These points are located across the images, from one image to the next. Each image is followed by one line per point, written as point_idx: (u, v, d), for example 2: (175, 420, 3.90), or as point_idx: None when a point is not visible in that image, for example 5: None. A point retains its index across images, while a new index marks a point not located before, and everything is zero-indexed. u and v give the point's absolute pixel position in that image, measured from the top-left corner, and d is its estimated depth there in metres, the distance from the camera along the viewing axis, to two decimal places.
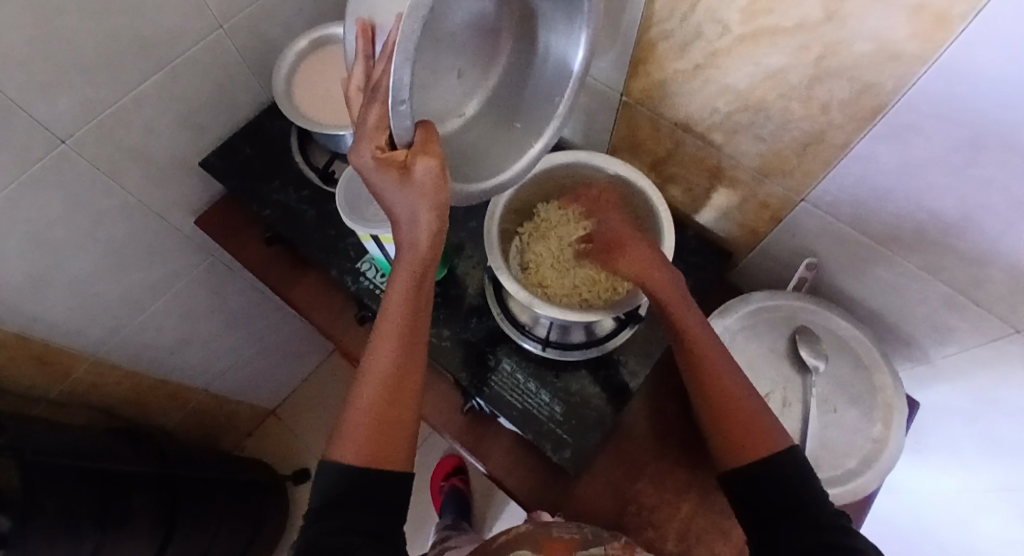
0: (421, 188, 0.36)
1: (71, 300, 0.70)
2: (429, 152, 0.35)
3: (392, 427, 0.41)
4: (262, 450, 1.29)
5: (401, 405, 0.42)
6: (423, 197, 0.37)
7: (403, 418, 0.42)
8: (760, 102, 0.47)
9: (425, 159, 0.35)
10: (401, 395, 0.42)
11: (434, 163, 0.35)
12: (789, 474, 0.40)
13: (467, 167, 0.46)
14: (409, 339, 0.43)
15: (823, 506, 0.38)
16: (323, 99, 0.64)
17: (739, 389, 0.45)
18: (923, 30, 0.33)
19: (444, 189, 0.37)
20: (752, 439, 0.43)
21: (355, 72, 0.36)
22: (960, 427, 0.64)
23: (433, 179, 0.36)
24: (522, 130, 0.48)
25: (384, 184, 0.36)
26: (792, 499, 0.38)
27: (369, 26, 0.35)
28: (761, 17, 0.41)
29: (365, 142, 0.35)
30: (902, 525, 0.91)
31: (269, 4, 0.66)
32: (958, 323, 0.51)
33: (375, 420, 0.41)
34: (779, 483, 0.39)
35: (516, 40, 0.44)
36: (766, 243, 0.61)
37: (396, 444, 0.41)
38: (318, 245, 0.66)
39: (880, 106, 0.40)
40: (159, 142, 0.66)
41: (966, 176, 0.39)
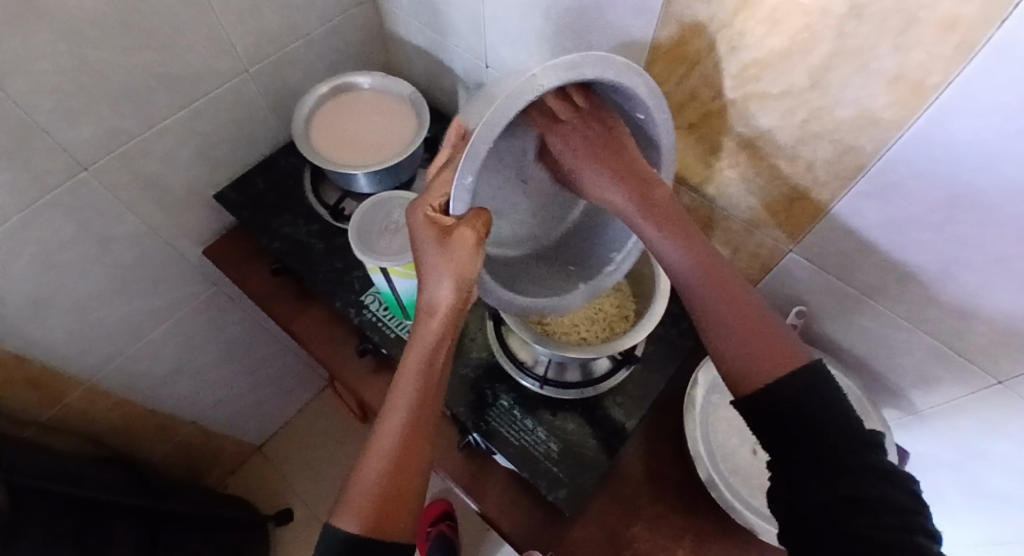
0: (455, 254, 0.40)
1: (73, 322, 0.71)
2: (472, 225, 0.40)
3: (399, 486, 0.41)
4: (243, 490, 1.25)
5: (410, 470, 0.42)
6: (453, 262, 0.40)
7: (410, 485, 0.42)
8: (750, 159, 0.51)
9: (464, 228, 0.40)
10: (411, 459, 0.43)
11: (470, 238, 0.40)
12: (816, 402, 0.37)
13: (514, 280, 0.51)
14: (423, 402, 0.44)
15: (854, 439, 0.36)
16: (340, 139, 0.67)
17: (765, 328, 0.40)
18: (899, 98, 0.37)
19: (475, 260, 0.41)
20: (772, 360, 0.39)
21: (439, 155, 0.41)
22: (950, 481, 0.64)
23: (468, 248, 0.40)
24: (576, 271, 0.54)
25: (424, 242, 0.41)
26: (811, 428, 0.36)
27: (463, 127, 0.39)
28: (750, 83, 0.45)
29: (422, 201, 0.41)
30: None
31: (294, 53, 0.71)
32: (945, 374, 0.53)
33: (384, 482, 0.41)
34: (804, 415, 0.37)
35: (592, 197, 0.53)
36: (757, 291, 0.64)
37: (400, 504, 0.41)
38: (324, 278, 0.68)
39: (861, 164, 0.43)
40: (178, 173, 0.69)
41: (945, 233, 0.43)
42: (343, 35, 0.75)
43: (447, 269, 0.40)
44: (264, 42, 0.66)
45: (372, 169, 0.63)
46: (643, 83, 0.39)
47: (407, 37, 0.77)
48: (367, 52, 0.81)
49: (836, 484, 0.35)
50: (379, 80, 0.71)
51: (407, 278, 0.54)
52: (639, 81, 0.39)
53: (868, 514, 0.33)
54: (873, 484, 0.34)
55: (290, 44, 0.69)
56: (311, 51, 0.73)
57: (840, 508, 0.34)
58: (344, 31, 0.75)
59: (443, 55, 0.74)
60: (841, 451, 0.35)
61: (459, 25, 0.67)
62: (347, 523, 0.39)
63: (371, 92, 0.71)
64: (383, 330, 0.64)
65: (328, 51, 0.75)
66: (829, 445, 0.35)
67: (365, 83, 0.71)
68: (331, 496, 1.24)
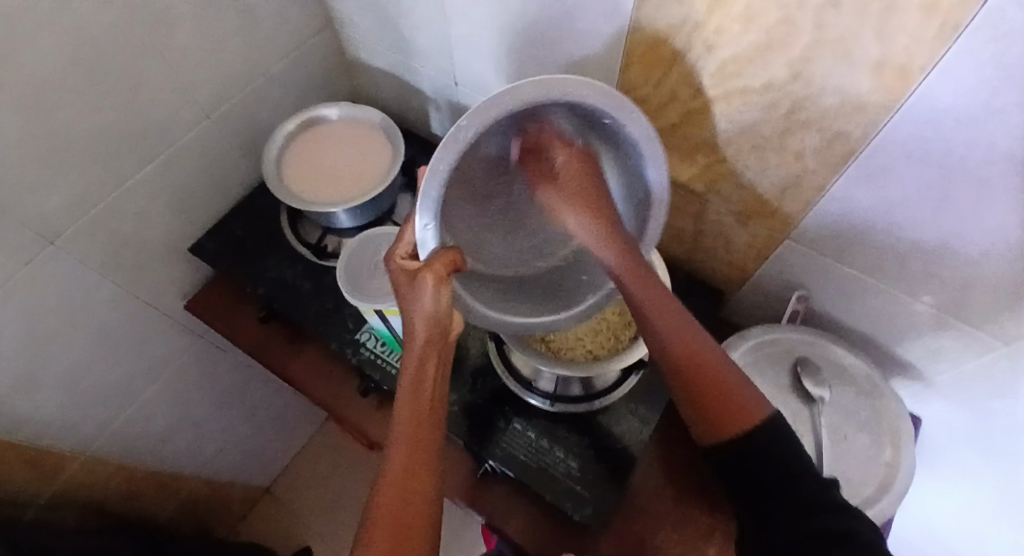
0: (420, 294, 0.42)
1: (61, 395, 0.68)
2: (432, 270, 0.42)
3: (406, 521, 0.38)
4: (257, 535, 1.22)
5: (415, 503, 0.38)
6: (423, 300, 0.42)
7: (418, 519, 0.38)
8: (736, 153, 0.50)
9: (424, 273, 0.41)
10: (415, 492, 0.39)
11: (432, 280, 0.41)
12: (779, 450, 0.38)
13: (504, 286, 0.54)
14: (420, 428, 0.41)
15: (819, 484, 0.37)
16: (314, 175, 0.65)
17: (712, 355, 0.42)
18: (885, 83, 0.37)
19: (441, 298, 0.42)
20: (729, 403, 0.40)
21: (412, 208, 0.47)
22: (962, 445, 0.65)
23: (432, 289, 0.42)
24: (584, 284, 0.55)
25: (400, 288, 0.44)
26: (779, 473, 0.37)
27: None
28: (732, 80, 0.44)
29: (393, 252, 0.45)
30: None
31: (256, 91, 0.68)
32: (952, 343, 0.53)
33: (394, 517, 0.38)
34: (767, 461, 0.38)
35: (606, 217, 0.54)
36: (756, 280, 0.63)
37: (410, 540, 0.37)
38: (316, 318, 0.66)
39: (851, 150, 0.43)
40: (151, 229, 0.66)
41: (942, 209, 0.42)
42: (303, 67, 0.73)
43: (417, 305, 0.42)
44: (224, 85, 0.64)
45: (350, 204, 0.61)
46: (600, 90, 0.39)
47: (371, 61, 0.75)
48: (331, 80, 0.79)
49: (809, 520, 0.35)
50: (347, 110, 0.69)
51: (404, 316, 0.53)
52: (589, 89, 0.39)
53: (845, 546, 0.33)
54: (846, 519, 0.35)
55: (251, 83, 0.67)
56: (274, 87, 0.70)
57: (815, 545, 0.34)
58: (305, 63, 0.73)
59: (410, 76, 0.73)
60: (808, 491, 0.36)
61: (423, 45, 0.66)
62: None
63: (341, 122, 0.69)
64: (383, 366, 0.62)
65: (292, 84, 0.73)
66: (792, 487, 0.37)
67: (333, 114, 0.69)
68: (346, 529, 1.22)
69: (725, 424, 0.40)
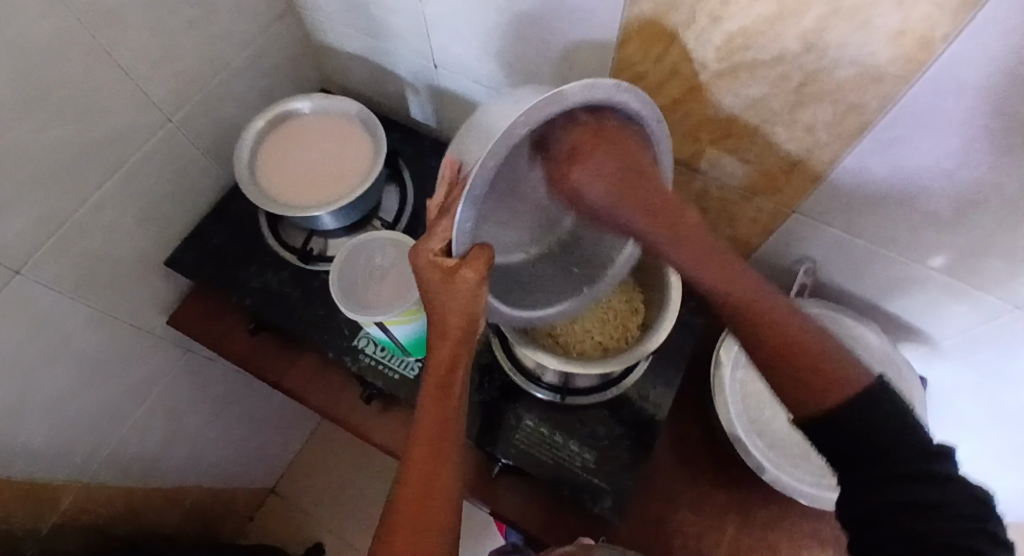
0: (459, 293, 0.37)
1: (49, 427, 0.65)
2: (475, 265, 0.37)
3: (425, 519, 0.38)
4: (267, 533, 1.22)
5: (434, 502, 0.39)
6: (458, 299, 0.37)
7: (436, 519, 0.38)
8: (741, 129, 0.48)
9: (467, 268, 0.36)
10: (435, 489, 0.39)
11: (478, 276, 0.36)
12: (867, 418, 0.32)
13: (513, 297, 0.50)
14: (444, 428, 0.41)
15: (914, 452, 0.30)
16: (292, 176, 0.61)
17: (801, 333, 0.35)
18: (907, 53, 0.34)
19: (480, 298, 0.38)
20: (818, 373, 0.34)
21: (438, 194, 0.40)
22: (966, 400, 0.66)
23: (473, 288, 0.37)
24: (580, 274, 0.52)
25: (430, 284, 0.38)
26: (867, 443, 0.31)
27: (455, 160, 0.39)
28: (738, 53, 0.41)
29: (421, 244, 0.37)
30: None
31: (218, 88, 0.63)
32: (960, 307, 0.53)
33: (412, 516, 0.38)
34: (848, 436, 0.32)
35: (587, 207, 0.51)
36: (760, 254, 0.62)
37: (431, 531, 0.38)
38: (308, 327, 0.63)
39: (866, 122, 0.41)
40: (121, 246, 0.62)
41: (959, 178, 0.41)
42: (266, 56, 0.67)
43: (452, 305, 0.38)
44: (183, 84, 0.59)
45: (335, 206, 0.57)
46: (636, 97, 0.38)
47: (340, 45, 0.70)
48: (298, 68, 0.73)
49: (890, 492, 0.30)
50: (319, 101, 0.64)
51: (404, 324, 0.50)
52: (629, 97, 0.37)
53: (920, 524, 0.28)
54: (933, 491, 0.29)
55: (212, 79, 0.62)
56: (238, 81, 0.65)
57: (895, 517, 0.29)
58: (268, 51, 0.67)
59: (384, 59, 0.68)
60: (891, 460, 0.30)
61: (395, 25, 0.61)
62: None
63: (314, 115, 0.65)
64: (385, 372, 0.61)
65: (257, 77, 0.68)
66: (879, 461, 0.31)
67: (305, 107, 0.64)
68: (357, 519, 1.22)
69: (821, 407, 0.33)
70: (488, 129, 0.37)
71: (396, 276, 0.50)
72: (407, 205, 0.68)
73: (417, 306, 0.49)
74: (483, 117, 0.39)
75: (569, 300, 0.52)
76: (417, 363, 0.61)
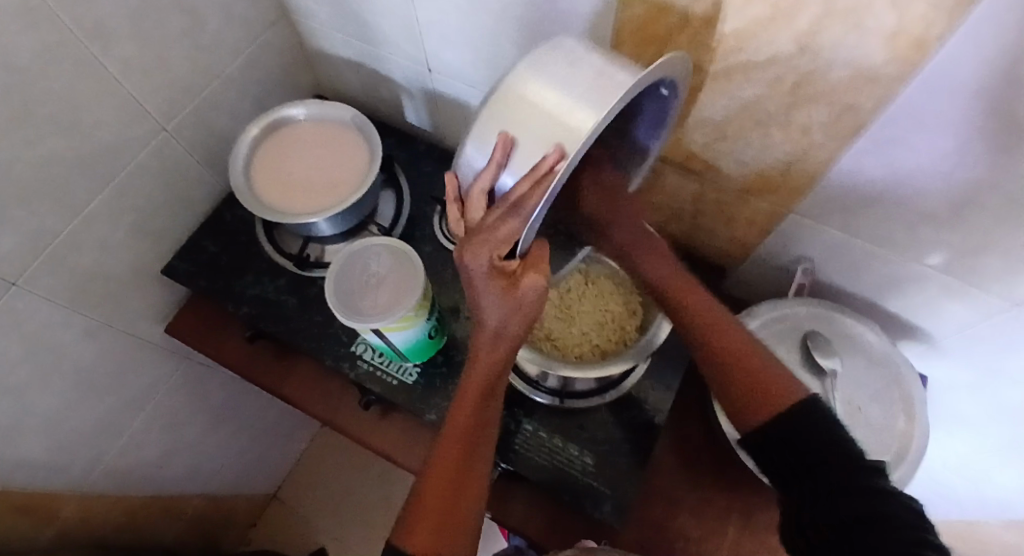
0: (518, 302, 0.38)
1: (47, 439, 0.65)
2: (538, 270, 0.37)
3: (455, 508, 0.43)
4: (269, 539, 1.22)
5: (464, 495, 0.44)
6: (518, 309, 0.38)
7: (464, 509, 0.44)
8: (736, 130, 0.48)
9: (533, 276, 0.37)
10: (466, 482, 0.44)
11: (542, 281, 0.37)
12: (824, 434, 0.38)
13: None
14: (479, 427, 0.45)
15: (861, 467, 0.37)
16: (287, 183, 0.61)
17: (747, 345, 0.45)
18: (901, 54, 0.34)
19: (540, 301, 0.39)
20: (768, 390, 0.42)
21: (481, 182, 0.35)
22: (969, 397, 0.65)
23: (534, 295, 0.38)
24: None
25: (486, 290, 0.37)
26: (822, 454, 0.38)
27: (507, 140, 0.34)
28: (731, 55, 0.41)
29: (485, 252, 0.34)
30: (939, 493, 0.93)
31: (211, 96, 0.63)
32: (960, 305, 0.53)
33: (441, 504, 0.43)
34: (814, 448, 0.38)
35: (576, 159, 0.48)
36: (757, 254, 0.61)
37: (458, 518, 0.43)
38: (306, 335, 0.63)
39: (861, 122, 0.41)
40: (117, 256, 0.62)
41: (955, 177, 0.41)
42: (260, 64, 0.67)
43: (508, 316, 0.39)
44: (176, 93, 0.59)
45: (331, 213, 0.57)
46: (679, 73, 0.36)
47: (334, 51, 0.70)
48: (292, 75, 0.73)
49: (852, 503, 0.35)
50: (314, 108, 0.64)
51: (402, 331, 0.50)
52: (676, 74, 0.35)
53: (879, 532, 0.33)
54: (889, 503, 0.34)
55: (206, 88, 0.62)
56: (231, 89, 0.65)
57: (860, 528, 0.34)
58: (262, 59, 0.67)
59: (378, 64, 0.68)
60: (846, 472, 0.36)
61: (389, 31, 0.61)
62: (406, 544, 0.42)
63: (309, 122, 0.65)
64: (384, 379, 0.60)
65: (250, 84, 0.67)
66: (835, 470, 0.37)
67: (300, 114, 0.64)
68: (360, 524, 1.22)
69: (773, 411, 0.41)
70: (551, 108, 0.32)
71: (393, 283, 0.50)
72: (403, 211, 0.68)
73: (413, 313, 0.49)
74: (529, 85, 0.33)
75: None
76: (415, 369, 0.61)
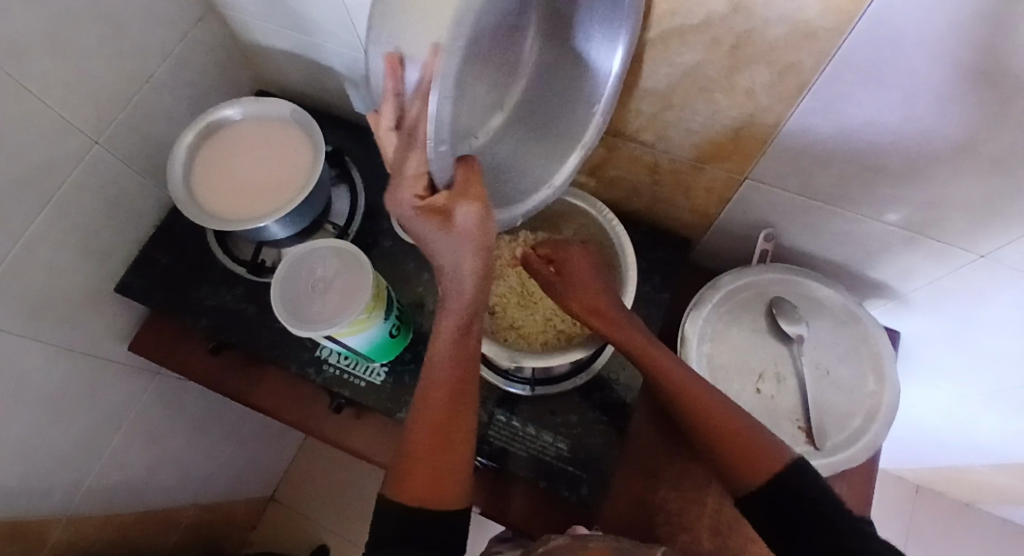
0: (462, 233, 0.35)
1: (22, 469, 0.63)
2: (468, 197, 0.34)
3: (444, 455, 0.41)
4: (271, 539, 1.24)
5: (454, 443, 0.42)
6: (465, 240, 0.36)
7: (457, 457, 0.42)
8: (681, 97, 0.46)
9: (463, 204, 0.33)
10: (455, 432, 0.43)
11: (475, 206, 0.33)
12: (806, 487, 0.38)
13: (505, 185, 0.46)
14: (462, 378, 0.43)
15: (842, 513, 0.36)
16: (231, 188, 0.58)
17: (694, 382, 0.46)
18: (835, 4, 0.32)
19: (490, 221, 0.35)
20: (747, 451, 0.41)
21: (383, 112, 0.32)
22: (940, 346, 0.65)
23: (474, 218, 0.34)
24: (554, 142, 0.48)
25: (426, 232, 0.35)
26: (805, 516, 0.36)
27: (396, 58, 0.30)
28: (665, 20, 0.39)
29: (401, 195, 0.34)
30: (924, 440, 0.95)
31: (142, 104, 0.60)
32: (923, 260, 0.52)
33: (431, 454, 0.41)
34: (795, 496, 0.37)
35: (540, 48, 0.43)
36: (719, 222, 0.60)
37: (446, 468, 0.41)
38: (268, 342, 0.62)
39: (805, 80, 0.39)
40: (65, 279, 0.60)
41: (904, 130, 0.39)
42: (192, 64, 0.64)
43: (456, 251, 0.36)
44: (103, 103, 0.56)
45: (278, 216, 0.55)
46: None
47: (269, 44, 0.67)
48: (229, 74, 0.71)
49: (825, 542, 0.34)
50: (250, 106, 0.61)
51: (358, 336, 0.50)
52: None
53: None
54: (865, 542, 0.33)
55: (135, 95, 0.59)
56: (164, 94, 0.62)
57: None
58: (192, 60, 0.64)
59: (314, 54, 0.65)
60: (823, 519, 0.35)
61: (319, 19, 0.58)
62: (400, 500, 0.39)
63: (247, 122, 0.62)
64: (351, 381, 0.60)
65: (184, 88, 0.65)
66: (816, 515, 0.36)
67: (236, 114, 0.61)
68: (360, 517, 1.23)
69: (755, 476, 0.40)
70: None
71: (342, 287, 0.50)
72: (358, 206, 0.66)
73: (366, 315, 0.48)
74: None
75: (563, 170, 0.49)
76: (382, 367, 0.60)
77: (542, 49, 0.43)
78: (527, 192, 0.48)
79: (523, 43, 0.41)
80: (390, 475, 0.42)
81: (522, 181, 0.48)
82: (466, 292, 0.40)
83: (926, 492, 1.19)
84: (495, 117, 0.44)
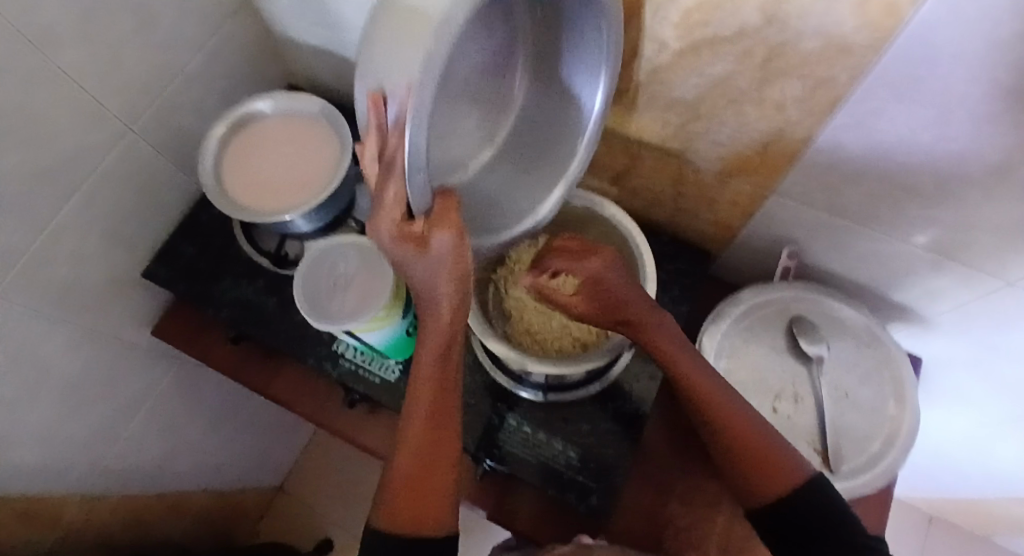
0: (440, 256, 0.35)
1: (43, 446, 0.65)
2: (444, 223, 0.34)
3: (427, 479, 0.43)
4: (278, 530, 1.25)
5: (438, 466, 0.43)
6: (442, 266, 0.36)
7: (439, 481, 0.43)
8: (710, 108, 0.46)
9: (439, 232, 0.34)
10: (438, 455, 0.43)
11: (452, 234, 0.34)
12: (823, 505, 0.40)
13: (484, 212, 0.46)
14: (441, 401, 0.44)
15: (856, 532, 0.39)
16: (258, 181, 0.59)
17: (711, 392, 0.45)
18: (872, 19, 0.31)
19: (464, 249, 0.36)
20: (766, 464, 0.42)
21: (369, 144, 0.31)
22: (966, 373, 0.64)
23: (451, 245, 0.35)
24: (539, 175, 0.48)
25: (404, 258, 0.35)
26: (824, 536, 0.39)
27: (377, 93, 0.28)
28: (698, 29, 0.39)
29: (378, 224, 0.33)
30: (945, 469, 0.92)
31: (174, 94, 0.62)
32: (950, 284, 0.51)
33: (417, 478, 0.43)
34: (817, 519, 0.40)
35: (529, 81, 0.46)
36: (743, 236, 0.59)
37: (431, 492, 0.42)
38: (287, 335, 0.63)
39: (838, 96, 0.38)
40: (92, 263, 0.61)
41: (937, 150, 0.38)
42: (224, 57, 0.65)
43: (433, 274, 0.37)
44: (137, 93, 0.57)
45: (302, 210, 0.55)
46: None
47: (300, 39, 0.68)
48: (260, 68, 0.72)
49: None
50: (281, 101, 0.62)
51: (375, 334, 0.51)
52: None
53: None
54: None
55: (168, 86, 0.60)
56: (195, 85, 0.64)
57: None
58: (225, 53, 0.65)
59: (344, 51, 0.66)
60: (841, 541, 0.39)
61: (350, 17, 0.58)
62: (387, 525, 0.41)
63: (275, 117, 0.63)
64: (366, 377, 0.60)
65: (216, 80, 0.66)
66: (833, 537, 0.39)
67: (266, 108, 0.63)
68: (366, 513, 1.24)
69: (775, 490, 0.42)
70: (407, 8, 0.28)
71: (361, 284, 0.50)
72: None
73: (383, 313, 0.49)
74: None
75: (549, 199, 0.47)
76: (397, 365, 0.60)
77: (532, 85, 0.47)
78: (509, 219, 0.47)
79: (512, 79, 0.45)
80: (379, 496, 0.43)
81: (502, 208, 0.47)
82: (443, 309, 0.40)
83: (943, 521, 1.16)
84: (482, 154, 0.46)
